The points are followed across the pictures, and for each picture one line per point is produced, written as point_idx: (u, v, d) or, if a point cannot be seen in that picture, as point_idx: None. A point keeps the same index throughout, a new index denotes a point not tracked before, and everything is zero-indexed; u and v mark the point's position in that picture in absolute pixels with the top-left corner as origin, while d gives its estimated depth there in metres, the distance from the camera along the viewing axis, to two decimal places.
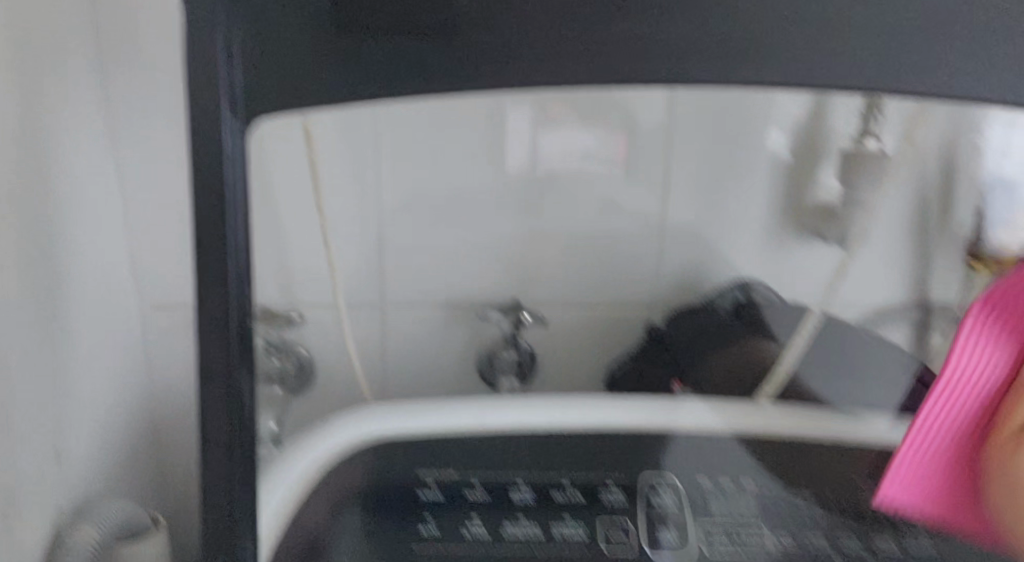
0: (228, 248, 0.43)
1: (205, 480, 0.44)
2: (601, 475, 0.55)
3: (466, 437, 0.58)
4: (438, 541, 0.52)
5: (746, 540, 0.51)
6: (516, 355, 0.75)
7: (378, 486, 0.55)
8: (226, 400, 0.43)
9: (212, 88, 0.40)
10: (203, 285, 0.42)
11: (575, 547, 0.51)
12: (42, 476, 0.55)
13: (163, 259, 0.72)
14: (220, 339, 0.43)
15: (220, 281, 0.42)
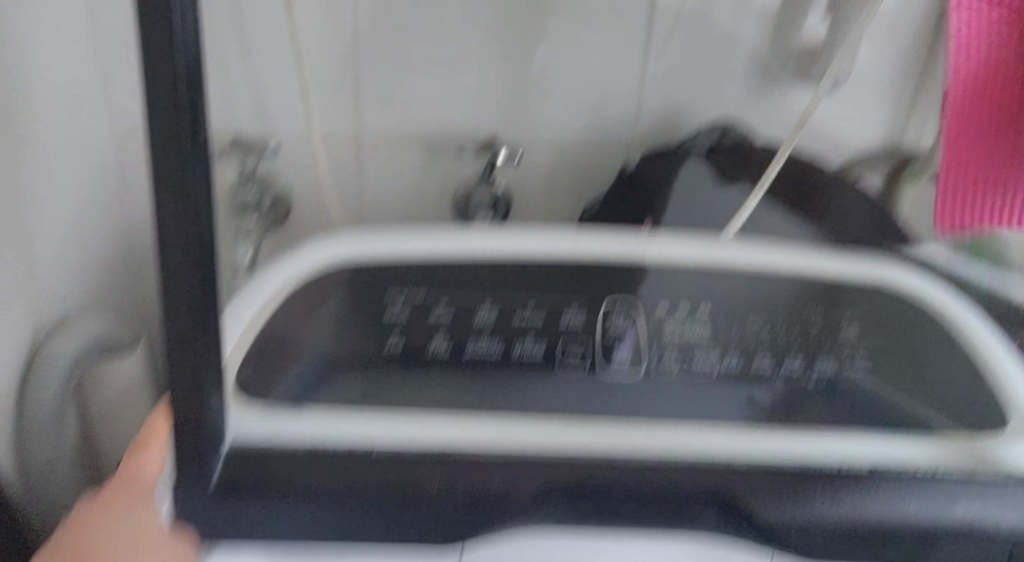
0: (177, 56, 0.40)
1: (165, 288, 0.43)
2: (563, 299, 0.56)
3: (428, 262, 0.59)
4: (402, 354, 0.54)
5: (698, 361, 0.53)
6: (495, 197, 0.73)
7: (343, 307, 0.57)
8: (183, 212, 0.42)
9: None
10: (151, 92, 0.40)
11: (533, 363, 0.53)
12: (15, 288, 0.56)
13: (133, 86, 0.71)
14: (176, 149, 0.41)
15: (171, 89, 0.40)
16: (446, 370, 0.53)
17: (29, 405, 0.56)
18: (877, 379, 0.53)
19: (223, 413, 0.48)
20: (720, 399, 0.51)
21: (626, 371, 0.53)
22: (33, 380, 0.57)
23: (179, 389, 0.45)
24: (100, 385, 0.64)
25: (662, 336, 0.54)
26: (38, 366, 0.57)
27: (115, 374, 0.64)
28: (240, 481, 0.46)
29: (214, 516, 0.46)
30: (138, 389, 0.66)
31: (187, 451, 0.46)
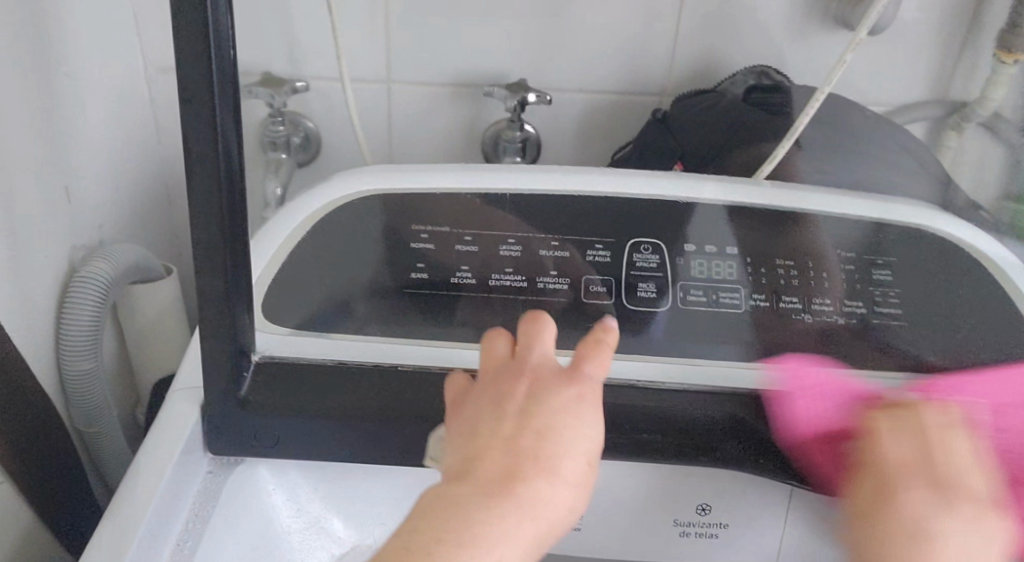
0: None
1: (193, 209, 0.43)
2: (588, 236, 0.56)
3: (456, 196, 0.59)
4: (426, 287, 0.54)
5: (722, 299, 0.53)
6: (522, 135, 0.73)
7: (370, 238, 0.57)
8: (210, 135, 0.42)
9: None
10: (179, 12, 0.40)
11: (558, 297, 0.53)
12: (51, 214, 0.58)
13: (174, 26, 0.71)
14: (205, 70, 0.41)
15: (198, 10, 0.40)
16: (471, 301, 0.54)
17: (65, 326, 0.58)
18: (903, 321, 0.52)
19: (252, 335, 0.49)
20: (739, 338, 0.52)
21: (649, 307, 0.53)
22: (69, 300, 0.58)
23: (207, 311, 0.46)
24: (134, 311, 0.67)
25: (685, 277, 0.54)
26: (74, 287, 0.59)
27: (149, 301, 0.67)
28: (263, 404, 0.47)
29: (240, 430, 0.47)
30: (172, 316, 0.68)
31: (214, 370, 0.47)
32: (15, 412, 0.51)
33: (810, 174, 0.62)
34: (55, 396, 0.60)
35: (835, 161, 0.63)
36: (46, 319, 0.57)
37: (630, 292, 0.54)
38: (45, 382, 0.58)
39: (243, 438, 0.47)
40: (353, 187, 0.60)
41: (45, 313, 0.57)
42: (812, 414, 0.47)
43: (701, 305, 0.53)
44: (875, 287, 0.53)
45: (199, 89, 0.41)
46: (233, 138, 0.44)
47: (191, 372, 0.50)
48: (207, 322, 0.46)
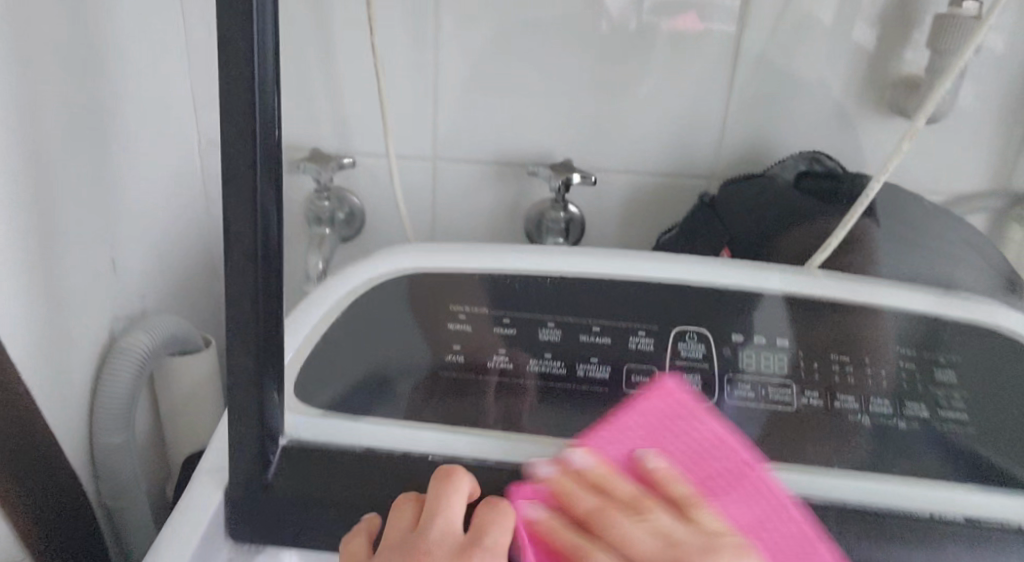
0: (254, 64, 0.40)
1: (228, 288, 0.43)
2: (632, 323, 0.54)
3: (494, 276, 0.58)
4: (462, 370, 0.52)
5: (772, 395, 0.50)
6: (566, 216, 0.72)
7: (408, 318, 0.55)
8: (252, 217, 0.42)
9: None
10: (229, 97, 0.40)
11: (597, 387, 0.51)
12: (96, 282, 0.58)
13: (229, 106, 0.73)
14: (249, 147, 0.41)
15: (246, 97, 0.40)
16: (502, 387, 0.51)
17: (100, 397, 0.58)
18: (971, 425, 0.49)
19: (281, 415, 0.48)
20: (792, 437, 0.48)
21: (694, 400, 0.50)
22: (105, 372, 0.58)
23: (240, 392, 0.45)
24: (168, 383, 0.66)
25: (733, 371, 0.52)
26: (112, 358, 0.59)
27: (184, 373, 0.66)
28: (287, 492, 0.45)
29: (261, 516, 0.45)
30: (205, 390, 0.68)
31: (241, 454, 0.46)
32: (40, 485, 0.50)
33: (868, 268, 0.59)
34: (84, 471, 0.59)
35: (895, 250, 0.60)
36: (82, 390, 0.57)
37: None
38: (77, 455, 0.57)
39: (267, 526, 0.45)
40: (394, 264, 0.59)
41: (81, 384, 0.57)
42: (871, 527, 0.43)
43: (756, 401, 0.50)
44: (937, 391, 0.50)
45: (246, 172, 0.41)
46: (275, 221, 0.44)
47: (219, 453, 0.48)
48: (239, 404, 0.45)
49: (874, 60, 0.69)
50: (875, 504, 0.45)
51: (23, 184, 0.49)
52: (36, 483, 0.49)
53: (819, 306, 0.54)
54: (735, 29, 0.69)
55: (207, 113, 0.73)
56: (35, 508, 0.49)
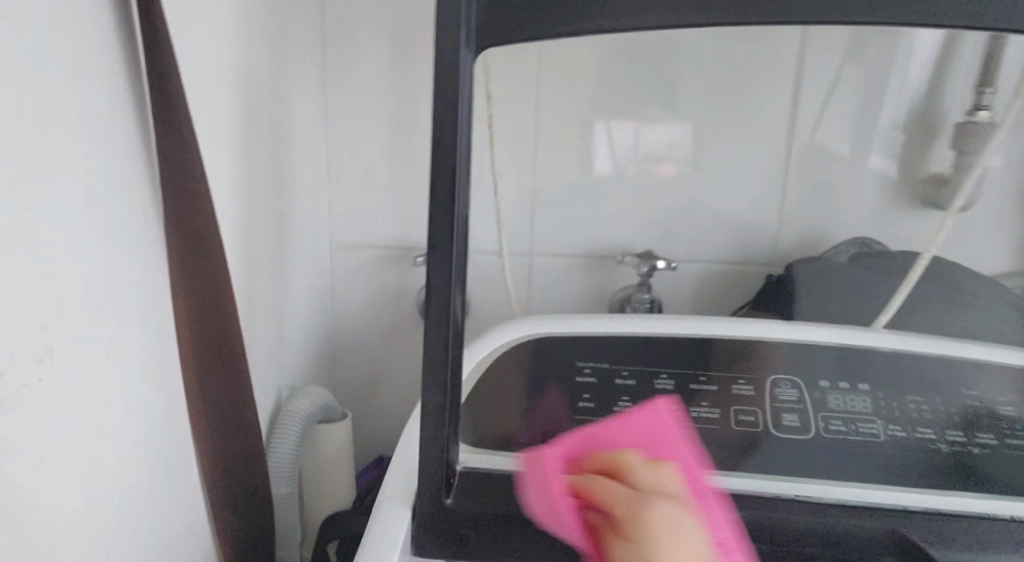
0: (457, 156, 0.52)
1: (426, 337, 0.54)
2: (733, 374, 0.64)
3: (610, 340, 0.69)
4: (592, 413, 0.62)
5: (861, 429, 0.60)
6: (650, 297, 0.83)
7: (542, 375, 0.66)
8: (447, 273, 0.53)
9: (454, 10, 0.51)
10: (437, 182, 0.52)
11: (711, 424, 0.60)
12: (271, 351, 0.69)
13: (361, 211, 0.86)
14: (447, 221, 0.53)
15: (449, 181, 0.52)
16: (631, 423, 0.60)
17: (274, 448, 0.67)
18: None
19: (456, 447, 0.56)
20: (881, 461, 0.57)
21: (794, 433, 0.59)
22: (276, 431, 0.67)
23: (429, 424, 0.54)
24: (313, 448, 0.74)
25: (823, 411, 0.61)
26: (284, 415, 0.69)
27: (327, 438, 0.75)
28: (467, 509, 0.53)
29: (443, 531, 0.52)
30: (342, 455, 0.76)
31: (425, 479, 0.54)
32: (250, 516, 0.59)
33: (927, 336, 0.69)
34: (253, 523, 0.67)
35: (942, 322, 0.71)
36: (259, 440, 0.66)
37: (775, 422, 0.60)
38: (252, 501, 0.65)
39: (445, 540, 0.52)
40: (519, 334, 0.70)
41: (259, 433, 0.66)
42: (969, 533, 0.51)
43: (847, 435, 0.59)
44: (1000, 427, 0.59)
45: (447, 240, 0.53)
46: (459, 291, 0.55)
47: (399, 484, 0.57)
48: (427, 432, 0.54)
49: (904, 160, 0.82)
50: (969, 513, 0.52)
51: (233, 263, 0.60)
52: (244, 509, 0.58)
53: (889, 365, 0.65)
54: (786, 138, 0.82)
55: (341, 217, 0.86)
56: (239, 532, 0.58)
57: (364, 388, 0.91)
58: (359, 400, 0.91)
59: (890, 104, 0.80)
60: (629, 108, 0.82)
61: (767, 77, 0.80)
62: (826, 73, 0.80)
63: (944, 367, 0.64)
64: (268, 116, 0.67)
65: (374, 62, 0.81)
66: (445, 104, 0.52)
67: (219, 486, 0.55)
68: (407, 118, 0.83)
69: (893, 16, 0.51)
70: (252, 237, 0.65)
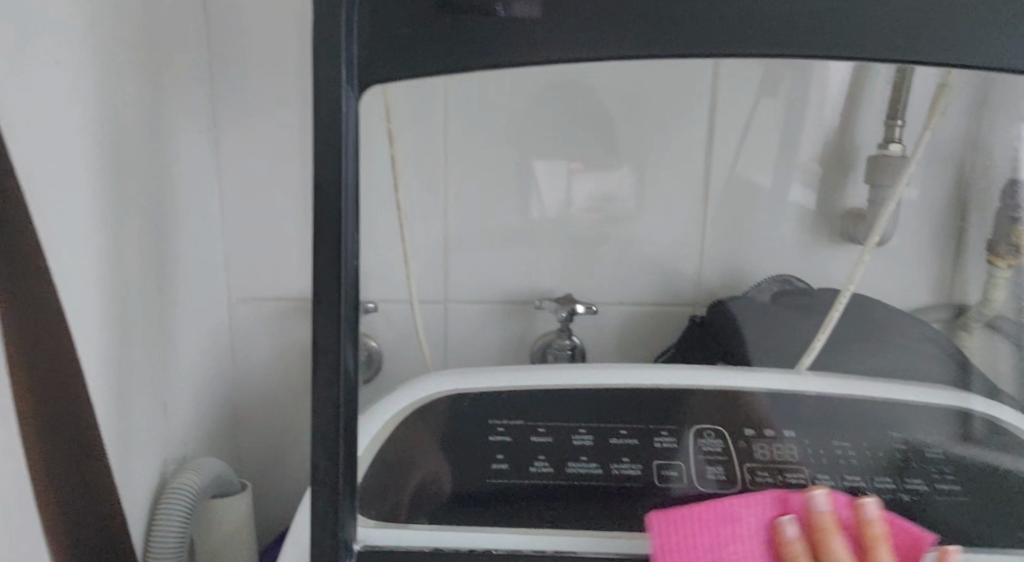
0: (344, 202, 0.48)
1: (315, 403, 0.49)
2: (656, 427, 0.60)
3: (526, 393, 0.64)
4: (507, 475, 0.57)
5: (788, 479, 0.56)
6: (571, 343, 0.80)
7: (452, 437, 0.61)
8: (335, 324, 0.48)
9: (336, 45, 0.47)
10: (320, 231, 0.48)
11: (633, 482, 0.57)
12: (149, 422, 0.63)
13: (261, 262, 0.81)
14: (334, 274, 0.48)
15: (334, 230, 0.48)
16: (547, 488, 0.56)
17: (155, 537, 0.61)
18: (964, 496, 0.55)
19: (354, 523, 0.51)
20: None
21: (719, 487, 0.56)
22: (160, 513, 0.62)
23: (318, 501, 0.49)
24: (208, 528, 0.68)
25: (750, 463, 0.58)
26: (166, 497, 0.62)
27: (224, 514, 0.69)
28: None
29: None
30: (241, 534, 0.70)
31: None
32: None
33: (856, 378, 0.66)
34: None
35: (867, 365, 0.69)
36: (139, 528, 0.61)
37: (697, 475, 0.57)
38: None
39: None
40: (414, 395, 0.64)
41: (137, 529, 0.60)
42: None
43: (776, 488, 0.56)
44: (932, 470, 0.57)
45: (336, 294, 0.48)
46: (353, 350, 0.50)
47: None
48: (315, 510, 0.49)
49: (821, 195, 0.81)
50: None
51: (95, 327, 0.54)
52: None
53: (820, 413, 0.62)
54: (702, 175, 0.80)
55: (240, 268, 0.81)
56: None
57: (273, 452, 0.85)
58: (267, 466, 0.85)
59: (803, 138, 0.79)
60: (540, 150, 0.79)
61: (679, 111, 0.78)
62: (738, 107, 0.78)
63: (879, 415, 0.62)
64: (142, 163, 0.62)
65: (270, 104, 0.77)
66: (325, 145, 0.47)
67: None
68: (307, 163, 0.78)
69: (789, 50, 0.48)
70: (124, 296, 0.59)
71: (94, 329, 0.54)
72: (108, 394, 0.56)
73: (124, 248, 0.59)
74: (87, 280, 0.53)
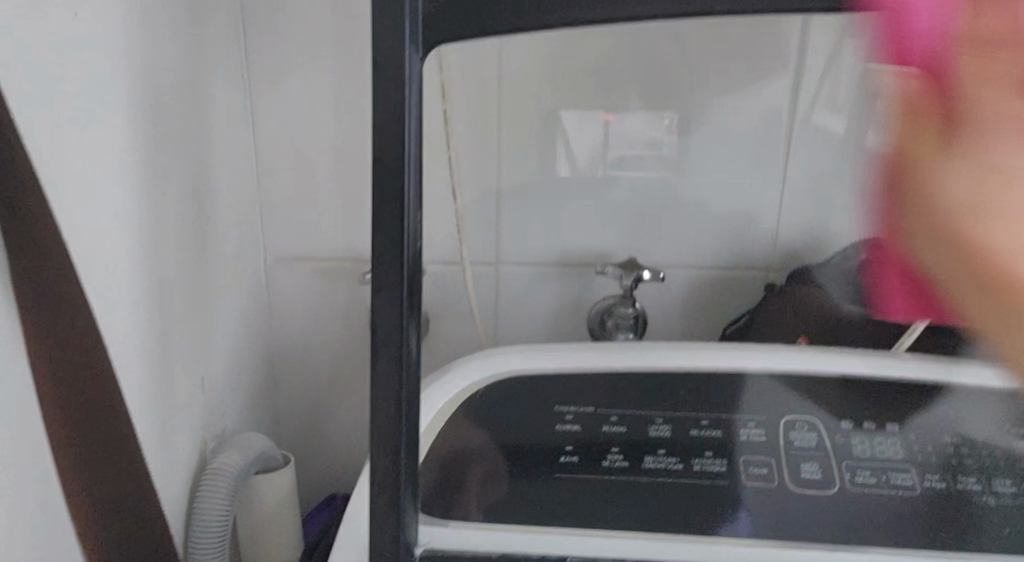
0: (406, 176, 0.41)
1: (375, 400, 0.43)
2: (739, 417, 0.55)
3: (594, 377, 0.59)
4: (579, 469, 0.52)
5: (894, 480, 0.50)
6: (634, 311, 0.72)
7: (514, 421, 0.56)
8: (398, 313, 0.43)
9: None
10: (380, 209, 0.42)
11: (717, 480, 0.51)
12: (187, 403, 0.58)
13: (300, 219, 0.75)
14: (396, 256, 0.42)
15: (397, 209, 0.42)
16: (624, 485, 0.51)
17: (194, 542, 0.56)
18: None
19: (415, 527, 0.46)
20: (925, 521, 0.48)
21: (814, 486, 0.51)
22: (202, 491, 0.57)
23: (380, 504, 0.44)
24: (251, 505, 0.64)
25: (847, 460, 0.52)
26: (201, 494, 0.56)
27: (267, 493, 0.64)
28: None
29: None
30: (284, 509, 0.65)
31: None
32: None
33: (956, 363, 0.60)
34: None
35: None
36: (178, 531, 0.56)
37: (788, 472, 0.51)
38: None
39: None
40: (466, 383, 0.60)
41: (174, 530, 0.55)
42: None
43: (881, 489, 0.50)
44: None
45: (399, 278, 0.42)
46: (416, 338, 0.44)
47: None
48: (375, 517, 0.44)
49: None
50: None
51: (125, 312, 0.48)
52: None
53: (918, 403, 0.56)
54: (784, 129, 0.72)
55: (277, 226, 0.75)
56: None
57: (312, 418, 0.81)
58: (307, 434, 0.81)
59: None
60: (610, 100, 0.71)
61: (760, 57, 0.70)
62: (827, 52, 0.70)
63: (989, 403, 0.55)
64: (177, 117, 0.55)
65: (310, 48, 0.70)
66: (386, 113, 0.41)
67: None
68: (350, 114, 0.71)
69: None
70: (159, 266, 0.53)
71: (123, 313, 0.48)
72: (143, 377, 0.51)
73: (160, 212, 0.53)
74: (120, 252, 0.48)
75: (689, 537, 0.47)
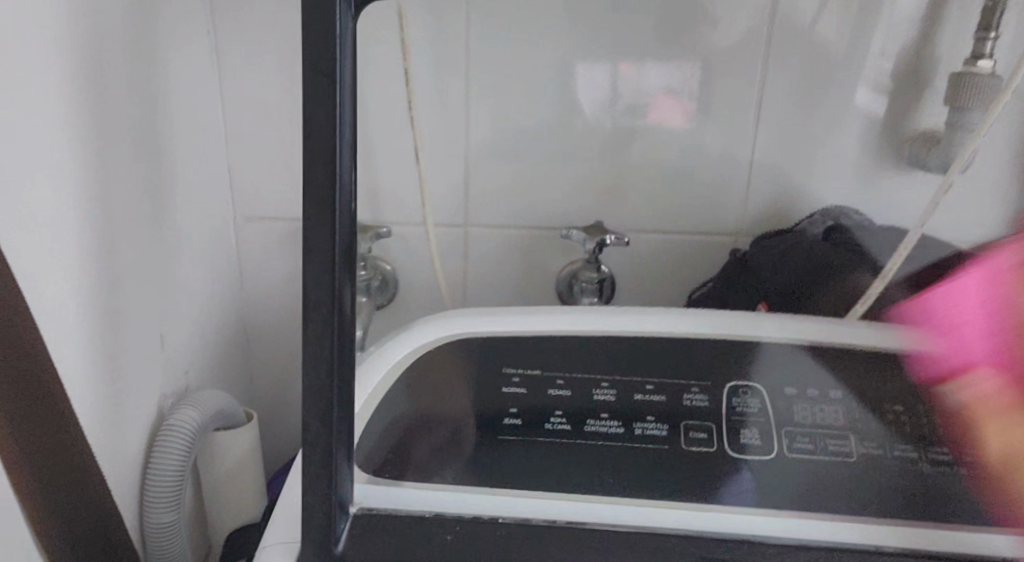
0: (336, 139, 0.41)
1: (307, 360, 0.44)
2: (686, 382, 0.55)
3: (548, 340, 0.60)
4: (521, 432, 0.53)
5: (831, 448, 0.51)
6: (600, 275, 0.73)
7: (464, 383, 0.57)
8: (329, 275, 0.43)
9: None
10: (310, 170, 0.42)
11: (656, 444, 0.52)
12: (144, 359, 0.59)
13: (270, 180, 0.75)
14: (326, 219, 0.42)
15: (326, 171, 0.42)
16: (564, 447, 0.51)
17: (150, 491, 0.58)
18: None
19: (350, 485, 0.47)
20: (855, 489, 0.48)
21: (752, 451, 0.51)
22: (158, 448, 0.59)
23: (312, 461, 0.45)
24: (213, 460, 0.66)
25: (787, 426, 0.52)
26: (158, 450, 0.59)
27: (228, 448, 0.66)
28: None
29: None
30: (245, 465, 0.67)
31: (314, 526, 0.44)
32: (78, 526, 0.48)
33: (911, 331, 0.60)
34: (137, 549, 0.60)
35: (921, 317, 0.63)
36: (133, 480, 0.58)
37: (727, 437, 0.52)
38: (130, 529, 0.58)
39: None
40: (422, 339, 0.60)
41: (130, 484, 0.57)
42: None
43: (816, 457, 0.51)
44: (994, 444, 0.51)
45: (330, 240, 0.43)
46: (349, 300, 0.45)
47: (284, 526, 0.47)
48: (307, 474, 0.45)
49: (886, 118, 0.72)
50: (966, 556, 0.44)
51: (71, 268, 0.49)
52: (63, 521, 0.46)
53: (865, 372, 0.56)
54: (755, 92, 0.71)
55: (247, 187, 0.75)
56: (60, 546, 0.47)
57: (284, 376, 0.82)
58: (279, 391, 0.82)
59: (872, 47, 0.69)
60: (578, 60, 0.70)
61: (731, 18, 0.69)
62: (799, 14, 0.68)
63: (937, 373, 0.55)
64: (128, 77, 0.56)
65: (275, 7, 0.69)
66: (315, 74, 0.41)
67: (48, 506, 0.46)
68: None
69: None
70: (109, 225, 0.54)
71: (71, 271, 0.49)
72: (94, 335, 0.52)
73: (109, 172, 0.53)
74: (66, 209, 0.48)
75: (622, 499, 0.48)
